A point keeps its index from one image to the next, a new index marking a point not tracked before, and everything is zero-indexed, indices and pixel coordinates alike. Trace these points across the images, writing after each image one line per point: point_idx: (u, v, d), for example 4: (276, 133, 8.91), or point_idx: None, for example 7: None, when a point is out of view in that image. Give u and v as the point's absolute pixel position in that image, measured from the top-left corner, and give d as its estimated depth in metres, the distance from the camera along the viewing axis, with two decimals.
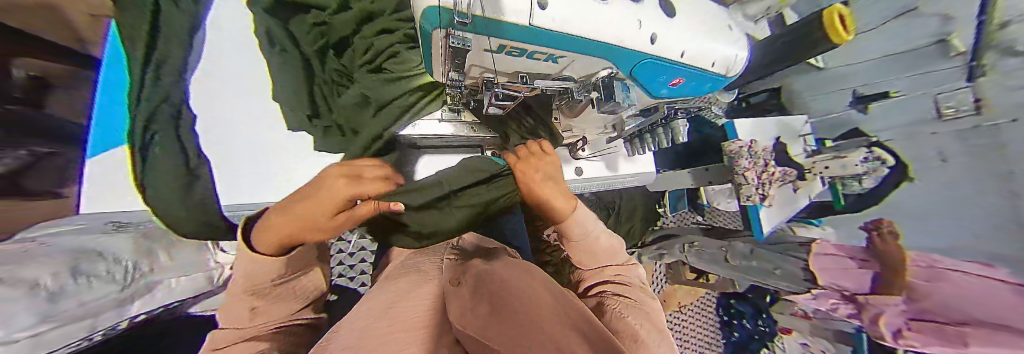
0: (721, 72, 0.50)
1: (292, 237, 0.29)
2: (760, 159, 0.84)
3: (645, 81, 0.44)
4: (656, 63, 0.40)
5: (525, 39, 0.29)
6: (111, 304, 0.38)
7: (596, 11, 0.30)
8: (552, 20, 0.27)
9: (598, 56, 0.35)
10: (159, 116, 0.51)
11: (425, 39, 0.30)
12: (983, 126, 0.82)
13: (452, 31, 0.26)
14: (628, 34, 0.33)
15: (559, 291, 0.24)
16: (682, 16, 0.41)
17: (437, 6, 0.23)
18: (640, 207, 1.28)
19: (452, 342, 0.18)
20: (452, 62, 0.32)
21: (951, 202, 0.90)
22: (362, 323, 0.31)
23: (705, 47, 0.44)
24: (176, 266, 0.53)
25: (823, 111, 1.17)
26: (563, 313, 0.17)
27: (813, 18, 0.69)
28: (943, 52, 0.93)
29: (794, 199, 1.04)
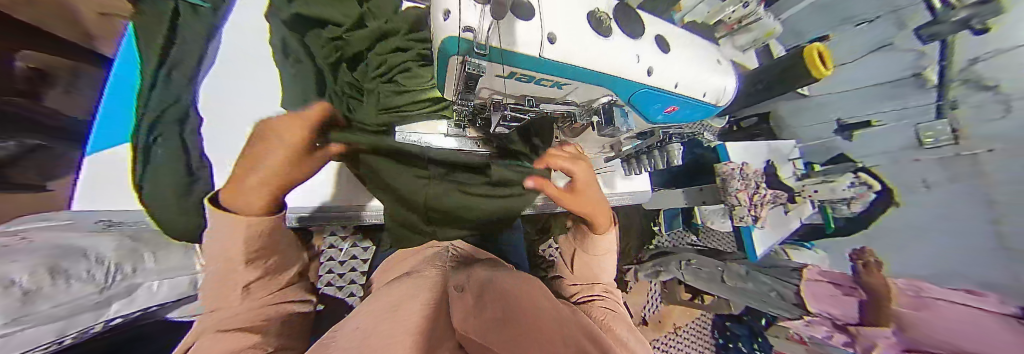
0: (711, 101, 0.53)
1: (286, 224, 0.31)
2: (751, 181, 0.87)
3: (642, 107, 0.47)
4: (652, 93, 0.44)
5: (534, 69, 0.32)
6: (88, 306, 0.36)
7: (598, 45, 0.33)
8: (559, 52, 0.31)
9: (599, 85, 0.38)
10: (166, 121, 0.54)
11: (440, 64, 0.31)
12: (963, 155, 0.86)
13: (468, 58, 0.28)
14: (626, 65, 0.37)
15: (568, 317, 0.22)
16: (677, 51, 0.46)
17: (456, 36, 0.26)
18: (635, 225, 1.28)
19: (452, 343, 0.15)
20: (462, 86, 0.33)
21: (936, 229, 0.92)
22: (366, 311, 0.27)
23: (695, 80, 0.48)
24: (159, 269, 0.51)
25: (811, 138, 1.21)
26: (573, 337, 0.16)
27: (796, 53, 0.73)
28: (919, 84, 0.95)
29: (786, 221, 1.06)
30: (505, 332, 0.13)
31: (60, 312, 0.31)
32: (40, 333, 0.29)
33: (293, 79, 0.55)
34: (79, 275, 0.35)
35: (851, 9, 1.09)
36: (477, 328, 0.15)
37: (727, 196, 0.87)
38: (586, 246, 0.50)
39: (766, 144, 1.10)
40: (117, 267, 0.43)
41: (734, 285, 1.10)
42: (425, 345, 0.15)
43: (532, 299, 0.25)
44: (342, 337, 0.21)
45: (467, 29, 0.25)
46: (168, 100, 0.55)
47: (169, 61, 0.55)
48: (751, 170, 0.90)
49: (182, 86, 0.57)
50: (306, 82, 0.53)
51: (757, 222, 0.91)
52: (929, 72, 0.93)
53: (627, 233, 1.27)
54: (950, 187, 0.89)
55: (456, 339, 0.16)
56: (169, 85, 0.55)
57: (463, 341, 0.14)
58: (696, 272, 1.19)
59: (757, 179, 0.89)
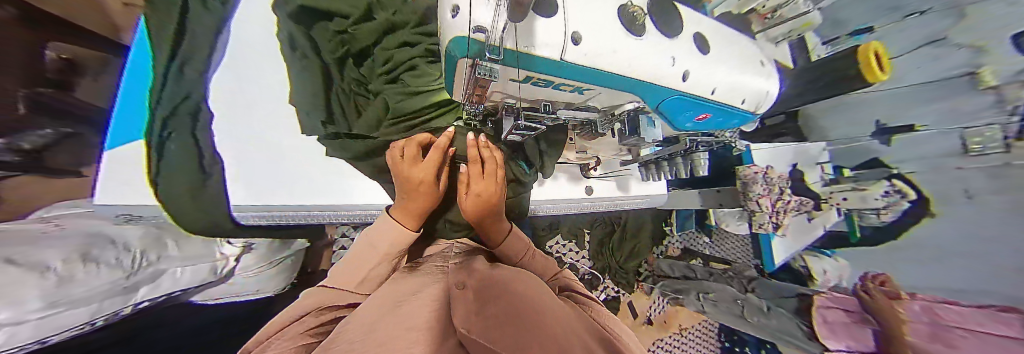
0: (750, 109, 0.49)
1: (411, 205, 0.46)
2: (776, 186, 0.81)
3: (671, 116, 0.43)
4: (683, 101, 0.40)
5: (552, 73, 0.29)
6: (119, 290, 0.40)
7: (631, 45, 0.30)
8: (583, 55, 0.27)
9: (623, 89, 0.35)
10: (179, 114, 0.55)
11: (448, 62, 0.29)
12: (1016, 165, 0.77)
13: (479, 61, 0.25)
14: (659, 67, 0.33)
15: (570, 321, 0.20)
16: (716, 52, 0.42)
17: (466, 36, 0.23)
18: (647, 225, 1.23)
19: (454, 341, 0.14)
20: (472, 88, 0.31)
21: (979, 243, 0.85)
22: (364, 308, 0.26)
23: (738, 86, 0.43)
24: (182, 257, 0.53)
25: (841, 140, 1.12)
26: (581, 337, 0.14)
27: (847, 53, 0.65)
28: (971, 85, 0.85)
29: (809, 228, 1.01)
30: (512, 334, 0.12)
31: (87, 298, 0.34)
32: (70, 319, 0.32)
33: (300, 75, 0.60)
34: (106, 263, 0.38)
35: None
36: (481, 326, 0.14)
37: (748, 201, 0.82)
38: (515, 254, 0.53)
39: (793, 147, 1.03)
40: (142, 254, 0.46)
41: (756, 321, 1.03)
42: (431, 341, 0.14)
43: (539, 297, 0.24)
44: (351, 329, 0.20)
45: (477, 29, 0.22)
46: (180, 93, 0.55)
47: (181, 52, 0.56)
48: (777, 174, 0.84)
49: (195, 78, 0.57)
50: (311, 80, 0.59)
51: (780, 231, 0.88)
52: (987, 72, 0.82)
53: (637, 234, 1.23)
54: (993, 198, 0.83)
55: (459, 338, 0.15)
56: (181, 79, 0.56)
57: (465, 337, 0.13)
58: (716, 305, 1.16)
59: (783, 184, 0.83)
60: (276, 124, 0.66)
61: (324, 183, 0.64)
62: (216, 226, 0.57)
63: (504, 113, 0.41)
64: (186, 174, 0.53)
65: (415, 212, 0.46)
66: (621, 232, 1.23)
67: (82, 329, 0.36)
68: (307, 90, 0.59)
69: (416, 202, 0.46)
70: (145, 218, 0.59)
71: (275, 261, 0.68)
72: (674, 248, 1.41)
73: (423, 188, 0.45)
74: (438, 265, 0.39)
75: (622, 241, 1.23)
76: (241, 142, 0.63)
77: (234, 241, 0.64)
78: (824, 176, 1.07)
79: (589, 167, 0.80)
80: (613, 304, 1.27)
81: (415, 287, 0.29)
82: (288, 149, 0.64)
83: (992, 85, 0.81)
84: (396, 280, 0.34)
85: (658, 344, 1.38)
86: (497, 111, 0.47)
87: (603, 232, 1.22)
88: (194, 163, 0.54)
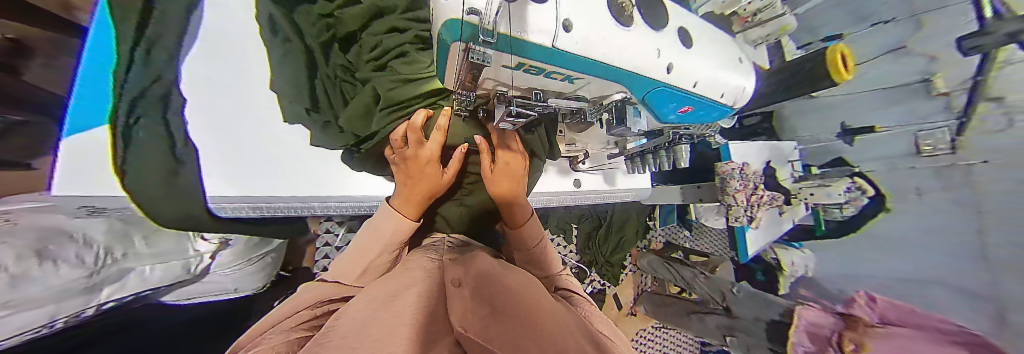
0: (727, 103, 0.51)
1: (420, 187, 0.47)
2: (751, 181, 0.86)
3: (655, 108, 0.45)
4: (667, 92, 0.41)
5: (543, 59, 0.28)
6: (80, 290, 0.36)
7: (619, 36, 0.31)
8: (575, 43, 0.28)
9: (614, 79, 0.36)
10: (150, 101, 0.49)
11: (440, 48, 0.28)
12: (960, 166, 0.90)
13: (473, 46, 0.24)
14: (644, 59, 0.35)
15: (564, 320, 0.20)
16: (698, 46, 0.44)
17: (459, 19, 0.23)
18: (632, 219, 1.27)
19: (450, 341, 0.15)
20: (466, 73, 0.30)
21: (929, 234, 0.98)
22: (360, 302, 0.26)
23: (717, 81, 0.46)
24: (152, 253, 0.49)
25: (810, 140, 1.21)
26: (570, 337, 0.15)
27: (815, 55, 0.70)
28: (926, 91, 0.96)
29: (779, 221, 1.08)
30: (509, 332, 0.12)
31: (46, 297, 0.31)
32: (26, 319, 0.29)
33: (284, 62, 0.58)
34: (65, 260, 0.35)
35: (868, 7, 1.02)
36: (479, 324, 0.14)
37: (726, 195, 0.86)
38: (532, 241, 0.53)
39: (769, 144, 1.09)
40: (106, 250, 0.42)
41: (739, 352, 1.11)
42: (420, 338, 0.14)
43: (533, 294, 0.24)
44: (343, 325, 0.20)
45: (470, 12, 0.23)
46: (149, 79, 0.48)
47: (148, 33, 0.48)
48: (752, 170, 0.89)
49: (163, 61, 0.51)
50: (296, 67, 0.58)
51: (751, 222, 0.93)
52: (941, 78, 0.92)
53: (622, 228, 1.27)
54: (940, 195, 0.95)
55: (453, 338, 0.15)
56: (149, 62, 0.48)
57: (463, 339, 0.13)
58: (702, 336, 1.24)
59: (757, 180, 0.89)
60: (258, 116, 0.64)
61: (318, 173, 0.67)
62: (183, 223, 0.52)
63: (497, 101, 0.40)
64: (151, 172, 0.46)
65: (425, 188, 0.47)
66: (607, 227, 1.27)
67: (36, 333, 0.32)
68: (291, 76, 0.58)
69: (425, 179, 0.47)
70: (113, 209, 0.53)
71: (254, 259, 0.66)
72: (657, 242, 1.50)
73: (430, 167, 0.48)
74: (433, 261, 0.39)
75: (608, 235, 1.27)
76: (221, 131, 0.61)
77: (209, 236, 0.60)
78: (795, 173, 1.14)
79: (578, 160, 0.82)
80: (599, 296, 1.31)
81: (409, 282, 0.29)
82: (275, 143, 0.64)
83: (942, 91, 0.92)
84: (388, 277, 0.33)
85: (642, 333, 1.45)
86: (488, 99, 0.47)
87: (590, 226, 1.25)
88: (163, 152, 0.49)
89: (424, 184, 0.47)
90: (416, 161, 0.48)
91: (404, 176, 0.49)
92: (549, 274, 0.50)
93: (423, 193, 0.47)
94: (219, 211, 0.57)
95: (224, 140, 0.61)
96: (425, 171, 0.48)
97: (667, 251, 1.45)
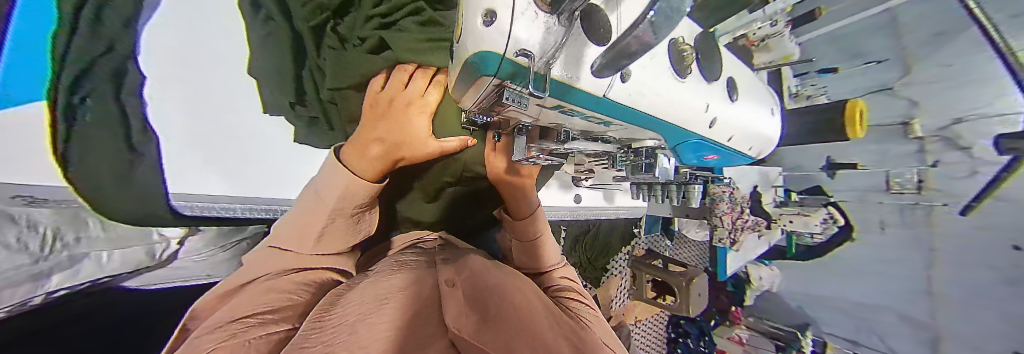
0: (753, 154, 0.54)
1: (403, 143, 0.39)
2: (738, 205, 0.89)
3: (686, 155, 0.44)
4: (701, 144, 0.42)
5: (589, 106, 0.26)
6: (26, 277, 0.32)
7: (672, 87, 0.30)
8: (627, 94, 0.26)
9: (650, 128, 0.34)
10: (99, 78, 0.38)
11: (461, 75, 0.22)
12: (923, 204, 0.99)
13: (508, 84, 0.20)
14: (692, 115, 0.34)
15: (554, 320, 0.21)
16: (742, 98, 0.44)
17: (500, 53, 0.16)
18: (619, 227, 1.32)
19: (445, 343, 0.14)
20: (489, 100, 0.25)
21: (883, 263, 1.11)
22: (351, 303, 0.24)
23: (750, 135, 0.48)
24: (108, 238, 0.45)
25: (793, 168, 1.24)
26: (564, 339, 0.16)
27: (835, 106, 0.73)
28: (903, 133, 0.99)
29: (757, 244, 1.13)
30: (504, 340, 0.13)
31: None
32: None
33: (265, 44, 0.51)
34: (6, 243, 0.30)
35: (863, 45, 1.04)
36: (474, 326, 0.14)
37: (713, 216, 0.90)
38: (535, 227, 0.53)
39: (757, 170, 1.12)
40: (55, 233, 0.37)
41: None
42: (418, 346, 0.13)
43: (516, 289, 0.25)
44: (325, 332, 0.18)
45: (522, 53, 0.17)
46: (99, 50, 0.37)
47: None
48: (740, 194, 0.92)
49: (118, 28, 0.39)
50: (279, 51, 0.50)
51: (734, 245, 0.98)
52: (917, 124, 0.96)
53: (610, 234, 1.32)
54: (901, 231, 1.06)
55: (449, 339, 0.15)
56: (100, 29, 0.36)
57: (457, 340, 0.13)
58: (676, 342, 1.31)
59: (744, 204, 0.92)
60: (241, 101, 0.60)
61: (293, 170, 0.66)
62: (147, 215, 0.46)
63: (518, 131, 0.39)
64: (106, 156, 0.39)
65: (399, 145, 0.39)
66: (596, 231, 1.29)
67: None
68: (272, 61, 0.51)
69: (402, 133, 0.39)
70: (54, 203, 0.39)
71: (229, 245, 0.66)
72: (640, 248, 1.44)
73: (423, 120, 0.40)
74: (420, 260, 0.38)
75: (596, 240, 1.30)
76: (193, 121, 0.54)
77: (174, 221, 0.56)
78: (777, 197, 1.16)
79: (582, 179, 0.80)
80: None
81: (392, 282, 0.28)
82: (256, 135, 0.62)
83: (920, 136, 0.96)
84: (376, 279, 0.31)
85: None
86: (508, 125, 0.45)
87: (579, 230, 1.25)
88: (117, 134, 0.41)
89: (397, 137, 0.39)
90: (396, 100, 0.40)
91: (375, 117, 0.40)
92: (556, 268, 0.51)
93: (387, 144, 0.39)
94: (186, 210, 0.51)
95: (193, 133, 0.54)
96: (407, 127, 0.39)
97: (648, 258, 1.40)
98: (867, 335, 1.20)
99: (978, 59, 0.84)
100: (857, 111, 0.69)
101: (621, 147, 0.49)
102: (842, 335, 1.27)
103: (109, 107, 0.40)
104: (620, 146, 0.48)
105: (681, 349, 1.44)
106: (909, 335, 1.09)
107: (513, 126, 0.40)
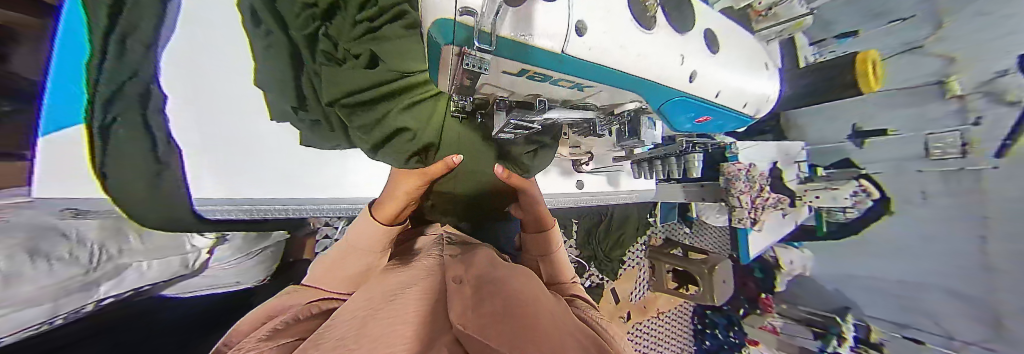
0: (750, 113, 0.52)
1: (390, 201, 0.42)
2: (756, 184, 0.85)
3: (675, 117, 0.43)
4: (687, 101, 0.40)
5: (552, 66, 0.25)
6: (78, 286, 0.37)
7: (642, 40, 0.29)
8: (587, 49, 0.24)
9: (627, 89, 0.34)
10: (126, 96, 0.44)
11: (433, 56, 0.25)
12: (967, 170, 0.92)
13: (467, 50, 0.21)
14: (667, 66, 0.33)
15: (561, 317, 0.20)
16: (723, 51, 0.42)
17: (450, 18, 0.18)
18: (633, 215, 1.26)
19: (449, 338, 0.14)
20: (459, 87, 0.28)
21: (929, 234, 1.02)
22: (365, 293, 0.25)
23: (742, 91, 0.45)
24: (147, 250, 0.47)
25: (817, 140, 1.20)
26: (566, 331, 0.16)
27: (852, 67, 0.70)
28: (941, 93, 0.94)
29: (782, 224, 1.07)
30: (509, 332, 0.12)
31: (39, 297, 0.32)
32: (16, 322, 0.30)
33: (268, 56, 0.53)
34: (63, 258, 0.35)
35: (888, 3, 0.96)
36: (478, 322, 0.14)
37: (730, 197, 0.84)
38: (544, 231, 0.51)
39: (776, 144, 1.06)
40: (100, 247, 0.41)
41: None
42: (420, 337, 0.13)
43: (520, 283, 0.25)
44: (334, 327, 0.18)
45: (465, 12, 0.18)
46: (123, 77, 0.42)
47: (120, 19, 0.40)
48: (759, 172, 0.87)
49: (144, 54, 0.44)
50: (280, 65, 0.52)
51: (756, 225, 0.93)
52: (955, 81, 0.91)
53: (623, 224, 1.26)
54: (945, 199, 0.98)
55: (454, 335, 0.14)
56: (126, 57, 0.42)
57: (461, 334, 0.13)
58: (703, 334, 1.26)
59: (764, 182, 0.87)
60: (246, 115, 0.61)
61: (297, 175, 0.64)
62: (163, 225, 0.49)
63: (496, 107, 0.40)
64: (136, 175, 0.45)
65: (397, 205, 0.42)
66: (608, 223, 1.24)
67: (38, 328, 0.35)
68: (273, 73, 0.53)
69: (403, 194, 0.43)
70: (101, 212, 0.48)
71: (253, 253, 0.64)
72: (657, 238, 1.39)
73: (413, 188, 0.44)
74: (430, 255, 0.37)
75: (608, 232, 1.24)
76: (204, 135, 0.57)
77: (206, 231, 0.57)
78: (801, 173, 1.10)
79: (582, 162, 0.81)
80: (596, 291, 1.21)
81: (402, 276, 0.28)
82: (267, 143, 0.62)
83: (958, 94, 0.91)
84: (386, 273, 0.31)
85: (637, 328, 1.32)
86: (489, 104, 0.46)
87: (590, 222, 1.23)
88: (145, 153, 0.46)
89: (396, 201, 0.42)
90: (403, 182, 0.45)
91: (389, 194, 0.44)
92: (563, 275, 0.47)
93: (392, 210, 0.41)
94: (208, 212, 0.57)
95: (207, 146, 0.57)
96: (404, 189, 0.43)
97: (666, 247, 1.35)
98: (918, 317, 1.09)
99: (1017, 5, 0.78)
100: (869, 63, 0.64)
101: (600, 115, 0.47)
102: (885, 317, 1.17)
103: (139, 134, 0.46)
104: (602, 113, 0.46)
105: (709, 341, 1.39)
106: (965, 311, 0.98)
107: (494, 101, 0.41)
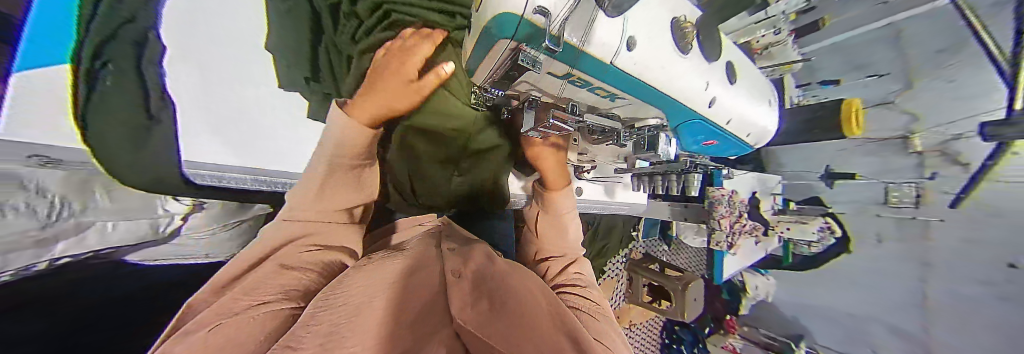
0: (750, 143, 0.55)
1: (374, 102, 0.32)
2: (736, 209, 0.89)
3: (686, 138, 0.45)
4: (704, 125, 0.42)
5: (597, 74, 0.26)
6: (30, 243, 0.36)
7: (678, 63, 0.31)
8: (633, 63, 0.26)
9: (656, 105, 0.35)
10: (119, 43, 0.44)
11: (478, 43, 0.24)
12: (918, 220, 1.02)
13: (524, 46, 0.21)
14: (693, 88, 0.34)
15: (559, 310, 0.22)
16: (741, 82, 0.45)
17: (518, 15, 0.16)
18: (617, 226, 1.30)
19: (449, 333, 0.15)
20: (499, 74, 0.27)
21: (882, 275, 1.11)
22: (366, 278, 0.24)
23: (746, 123, 0.48)
24: (116, 208, 0.47)
25: (793, 176, 1.24)
26: (556, 332, 0.17)
27: (835, 112, 0.76)
28: (904, 148, 1.02)
29: (755, 252, 1.14)
30: (506, 336, 0.13)
31: None
32: None
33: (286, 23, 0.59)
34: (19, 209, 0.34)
35: (868, 58, 1.03)
36: (478, 321, 0.15)
37: (711, 219, 0.88)
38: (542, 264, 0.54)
39: (756, 176, 1.11)
40: (66, 203, 0.40)
41: None
42: (422, 337, 0.14)
43: (519, 280, 0.26)
44: (332, 312, 0.18)
45: (539, 11, 0.17)
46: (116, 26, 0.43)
47: None
48: (738, 198, 0.91)
49: None
50: (297, 34, 0.60)
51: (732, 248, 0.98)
52: (918, 137, 0.99)
53: (608, 234, 1.29)
54: (897, 244, 1.07)
55: (452, 332, 0.15)
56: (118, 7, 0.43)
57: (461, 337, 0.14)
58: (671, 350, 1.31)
59: (742, 209, 0.92)
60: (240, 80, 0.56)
61: (293, 148, 0.61)
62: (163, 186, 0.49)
63: (526, 106, 0.39)
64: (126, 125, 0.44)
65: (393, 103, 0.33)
66: (594, 231, 1.27)
67: None
68: (289, 40, 0.60)
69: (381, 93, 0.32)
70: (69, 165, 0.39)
71: (231, 224, 0.61)
72: (637, 251, 1.43)
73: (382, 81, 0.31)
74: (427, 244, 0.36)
75: (593, 240, 1.27)
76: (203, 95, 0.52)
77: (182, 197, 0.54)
78: (774, 205, 1.16)
79: (584, 170, 0.82)
80: None
81: (404, 263, 0.27)
82: (273, 121, 0.59)
83: (919, 151, 0.99)
84: (382, 260, 0.30)
85: None
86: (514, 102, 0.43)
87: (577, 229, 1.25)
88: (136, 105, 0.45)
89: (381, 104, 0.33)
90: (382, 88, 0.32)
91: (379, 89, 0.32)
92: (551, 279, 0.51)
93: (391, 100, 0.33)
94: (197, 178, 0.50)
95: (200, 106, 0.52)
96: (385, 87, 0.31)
97: (645, 261, 1.38)
98: (862, 347, 1.21)
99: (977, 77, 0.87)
100: (853, 111, 0.73)
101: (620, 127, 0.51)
102: (831, 346, 1.29)
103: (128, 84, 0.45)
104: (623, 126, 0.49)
105: None
106: (904, 346, 1.11)
107: (523, 100, 0.40)
